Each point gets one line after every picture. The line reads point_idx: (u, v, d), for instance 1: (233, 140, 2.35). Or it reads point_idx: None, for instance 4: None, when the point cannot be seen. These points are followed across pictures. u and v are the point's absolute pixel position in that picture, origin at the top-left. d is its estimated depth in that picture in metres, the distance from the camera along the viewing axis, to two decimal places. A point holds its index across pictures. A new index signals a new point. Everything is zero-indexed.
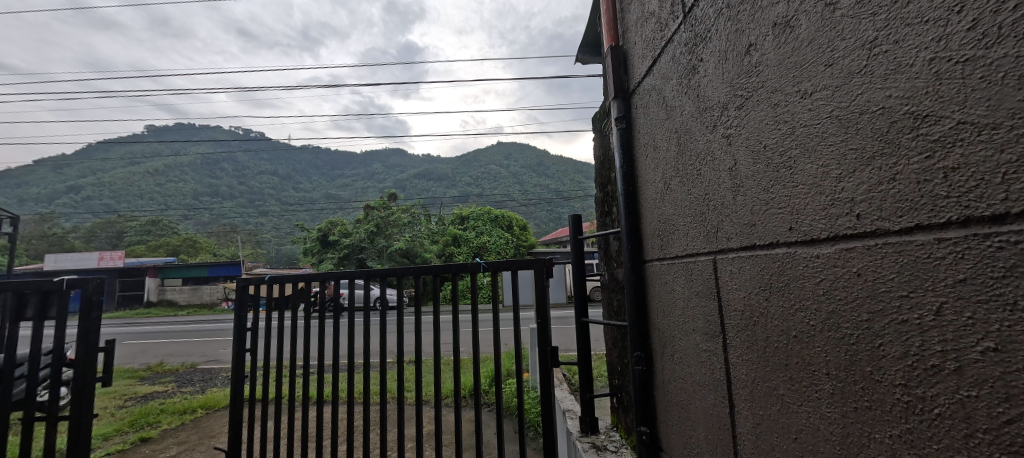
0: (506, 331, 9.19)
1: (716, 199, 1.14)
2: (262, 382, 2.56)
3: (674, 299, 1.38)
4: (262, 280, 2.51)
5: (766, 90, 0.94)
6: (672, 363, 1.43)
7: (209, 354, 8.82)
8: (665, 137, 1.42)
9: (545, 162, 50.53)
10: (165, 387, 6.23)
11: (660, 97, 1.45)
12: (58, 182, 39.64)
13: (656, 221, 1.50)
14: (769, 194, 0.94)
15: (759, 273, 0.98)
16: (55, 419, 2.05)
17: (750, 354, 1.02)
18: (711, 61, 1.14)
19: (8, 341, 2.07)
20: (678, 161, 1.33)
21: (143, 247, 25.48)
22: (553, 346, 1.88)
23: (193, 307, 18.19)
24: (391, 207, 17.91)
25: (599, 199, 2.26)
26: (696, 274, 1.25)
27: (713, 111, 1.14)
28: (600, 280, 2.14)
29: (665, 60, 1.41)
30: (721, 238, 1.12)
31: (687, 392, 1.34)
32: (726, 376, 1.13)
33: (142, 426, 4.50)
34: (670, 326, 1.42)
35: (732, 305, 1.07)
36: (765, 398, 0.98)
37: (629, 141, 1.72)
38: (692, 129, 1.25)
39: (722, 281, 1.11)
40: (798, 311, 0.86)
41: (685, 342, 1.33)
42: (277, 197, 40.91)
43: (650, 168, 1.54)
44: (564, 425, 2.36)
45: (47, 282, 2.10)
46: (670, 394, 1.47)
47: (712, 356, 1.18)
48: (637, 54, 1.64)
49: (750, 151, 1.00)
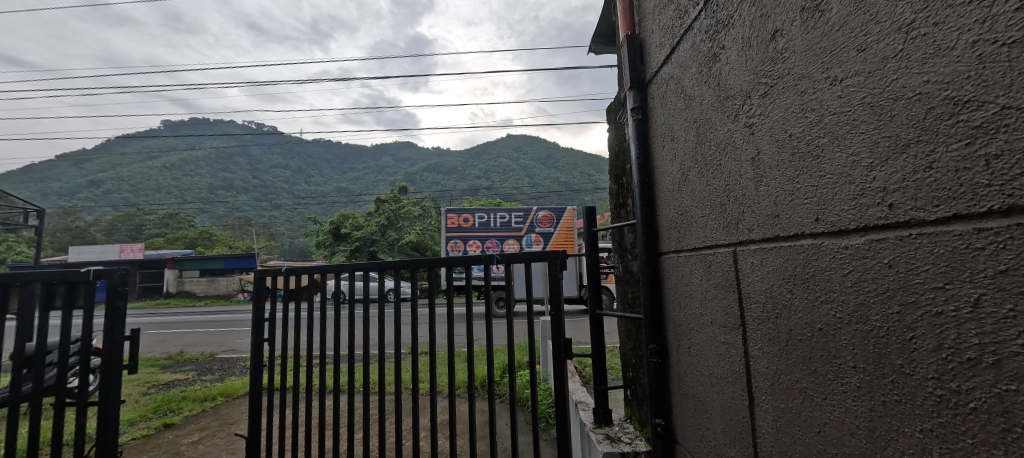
0: (514, 324, 9.27)
1: (737, 191, 1.12)
2: (280, 370, 2.59)
3: (691, 292, 1.38)
4: (278, 270, 2.54)
5: (792, 77, 0.92)
6: (689, 357, 1.42)
7: (226, 344, 9.04)
8: (683, 127, 1.39)
9: (555, 156, 50.36)
10: (185, 374, 6.43)
11: (678, 87, 1.43)
12: (80, 176, 40.86)
13: (672, 213, 1.49)
14: (794, 184, 0.92)
15: (781, 266, 0.96)
16: (85, 404, 2.11)
17: (771, 347, 1.01)
18: (733, 48, 1.12)
19: (38, 331, 2.14)
20: (696, 152, 1.31)
21: (162, 240, 26.19)
22: (567, 337, 1.87)
23: (210, 298, 18.75)
24: (401, 201, 18.18)
25: (611, 192, 2.23)
26: (714, 267, 1.23)
27: (735, 99, 1.12)
28: (614, 273, 2.12)
29: (683, 48, 1.38)
30: (741, 230, 1.10)
31: (704, 385, 1.33)
32: (745, 369, 1.12)
33: (165, 412, 4.63)
34: (687, 318, 1.41)
35: (753, 296, 1.06)
36: (787, 391, 0.97)
37: (645, 133, 1.69)
38: (712, 119, 1.23)
39: (742, 273, 1.10)
40: (823, 303, 0.85)
41: (703, 335, 1.31)
42: (290, 190, 41.47)
43: (666, 160, 1.53)
44: (577, 417, 2.37)
45: (74, 272, 2.16)
46: (685, 387, 1.46)
47: (732, 349, 1.17)
48: (654, 42, 1.61)
49: (774, 140, 0.98)
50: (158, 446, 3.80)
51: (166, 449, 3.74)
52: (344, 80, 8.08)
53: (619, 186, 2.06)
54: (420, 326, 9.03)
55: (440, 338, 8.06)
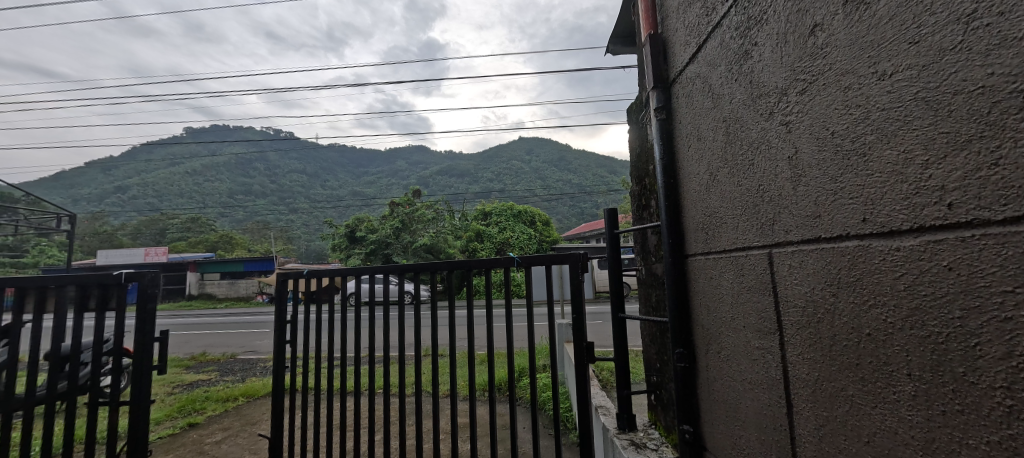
0: (527, 326, 9.26)
1: (772, 191, 1.09)
2: (302, 372, 2.63)
3: (721, 295, 1.34)
4: (299, 273, 2.58)
5: (834, 73, 0.89)
6: (718, 362, 1.39)
7: (246, 345, 9.25)
8: (711, 126, 1.37)
9: (569, 158, 50.25)
10: (209, 375, 6.59)
11: (704, 85, 1.40)
12: (109, 183, 42.33)
13: (700, 214, 1.46)
14: (837, 183, 0.89)
15: (823, 269, 0.93)
16: (117, 404, 2.17)
17: (812, 352, 0.98)
18: (767, 45, 1.09)
19: (73, 332, 2.21)
20: (726, 151, 1.29)
21: (185, 243, 26.97)
22: (589, 341, 1.85)
23: (231, 300, 19.21)
24: (415, 204, 18.32)
25: (632, 193, 2.20)
26: (747, 269, 1.20)
27: (770, 97, 1.09)
28: (636, 275, 2.09)
29: (711, 46, 1.36)
30: (778, 231, 1.08)
31: (736, 391, 1.30)
32: (782, 375, 1.09)
33: (190, 412, 4.76)
34: (716, 322, 1.38)
35: (791, 300, 1.03)
36: (830, 399, 0.94)
37: (669, 133, 1.67)
38: (743, 117, 1.20)
39: (779, 276, 1.07)
40: (871, 307, 0.82)
41: (735, 339, 1.28)
42: (308, 194, 42.28)
43: (692, 160, 1.50)
44: (599, 421, 2.34)
45: (107, 275, 2.23)
46: (715, 392, 1.43)
47: (767, 354, 1.14)
48: (678, 41, 1.59)
49: (814, 138, 0.95)
50: (184, 445, 3.91)
51: (191, 448, 3.83)
52: (359, 85, 8.17)
53: (642, 187, 2.04)
54: (433, 329, 9.09)
55: (454, 340, 8.11)
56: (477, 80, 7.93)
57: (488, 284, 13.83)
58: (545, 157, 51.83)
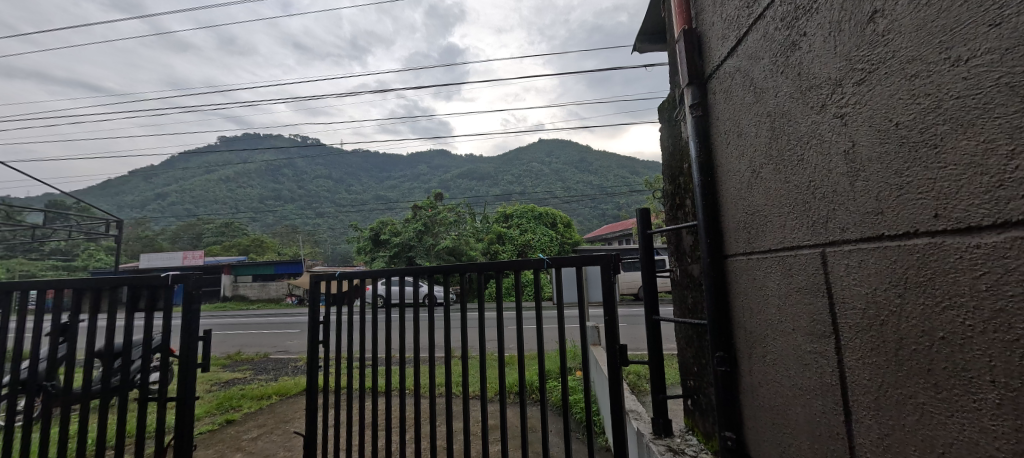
0: (548, 329, 9.22)
1: (825, 188, 1.05)
2: (333, 371, 2.69)
3: (766, 296, 1.30)
4: (331, 275, 2.64)
5: (895, 61, 0.85)
6: (763, 367, 1.34)
7: (276, 345, 9.54)
8: (754, 121, 1.33)
9: (591, 159, 49.89)
10: (243, 373, 6.83)
11: (745, 80, 1.36)
12: (150, 190, 44.54)
13: (741, 213, 1.41)
14: (902, 177, 0.85)
15: (885, 269, 0.89)
16: (165, 400, 2.27)
17: (873, 357, 0.93)
18: (818, 35, 1.05)
19: (124, 331, 2.33)
20: (772, 147, 1.24)
21: (221, 247, 28.11)
22: (622, 344, 1.82)
23: (262, 302, 19.87)
24: (437, 207, 18.51)
25: (664, 192, 2.16)
26: (797, 270, 1.16)
27: (821, 89, 1.05)
28: (670, 277, 2.05)
29: (753, 39, 1.32)
30: (831, 229, 1.03)
31: (784, 397, 1.25)
32: (838, 380, 1.04)
33: (227, 409, 4.94)
34: (760, 325, 1.33)
35: (848, 302, 0.99)
36: (895, 407, 0.89)
37: (706, 131, 1.63)
38: (791, 111, 1.16)
39: (833, 276, 1.02)
40: (947, 307, 0.77)
41: (783, 343, 1.23)
42: (335, 199, 43.43)
43: (732, 157, 1.46)
44: (632, 426, 2.30)
45: (156, 277, 2.34)
46: (760, 398, 1.37)
47: (820, 359, 1.09)
48: (715, 35, 1.55)
49: (873, 130, 0.91)
50: (223, 441, 4.06)
51: (229, 444, 3.97)
52: (379, 90, 8.30)
53: (675, 186, 2.00)
54: (455, 331, 9.15)
55: (475, 342, 8.15)
56: (495, 82, 7.94)
57: (509, 287, 13.85)
58: (567, 158, 51.61)
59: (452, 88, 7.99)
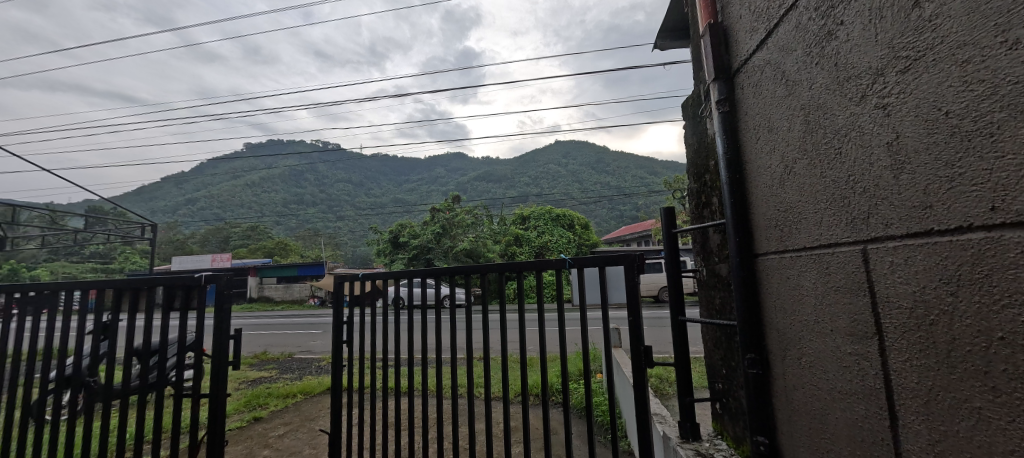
0: (565, 331, 9.19)
1: (866, 181, 1.01)
2: (355, 371, 2.73)
3: (800, 295, 1.25)
4: (354, 276, 2.68)
5: (945, 47, 0.82)
6: (798, 369, 1.29)
7: (299, 346, 9.77)
8: (786, 115, 1.29)
9: (609, 160, 49.50)
10: (269, 373, 7.02)
11: (776, 72, 1.33)
12: (182, 195, 46.26)
13: (772, 210, 1.37)
14: (953, 169, 0.81)
15: (934, 265, 0.85)
16: (199, 396, 2.35)
17: (922, 358, 0.89)
18: (856, 23, 1.01)
19: (159, 329, 2.42)
20: (807, 141, 1.20)
21: (247, 250, 28.97)
22: (647, 345, 1.79)
23: (286, 303, 20.38)
24: (455, 209, 18.64)
25: (689, 191, 2.12)
26: (835, 268, 1.11)
27: (860, 78, 1.01)
28: (696, 277, 2.01)
29: (785, 30, 1.28)
30: (873, 225, 0.99)
31: (821, 401, 1.20)
32: (881, 383, 1.00)
33: (254, 407, 5.08)
34: (795, 326, 1.29)
35: (892, 300, 0.95)
36: (948, 411, 0.85)
37: (733, 126, 1.59)
38: (827, 103, 1.12)
39: (875, 274, 0.98)
40: (1008, 304, 0.73)
41: (820, 344, 1.19)
42: (356, 202, 44.26)
43: (762, 152, 1.42)
44: (657, 429, 2.26)
45: (190, 277, 2.42)
46: (795, 402, 1.33)
47: (861, 360, 1.05)
48: (742, 27, 1.52)
49: (921, 120, 0.87)
50: (251, 437, 4.19)
51: (257, 440, 4.08)
52: (397, 95, 8.43)
53: (701, 184, 1.96)
54: (472, 333, 9.21)
55: (494, 344, 8.16)
56: (511, 85, 7.95)
57: (526, 289, 13.86)
58: (585, 159, 51.32)
59: (467, 91, 8.03)
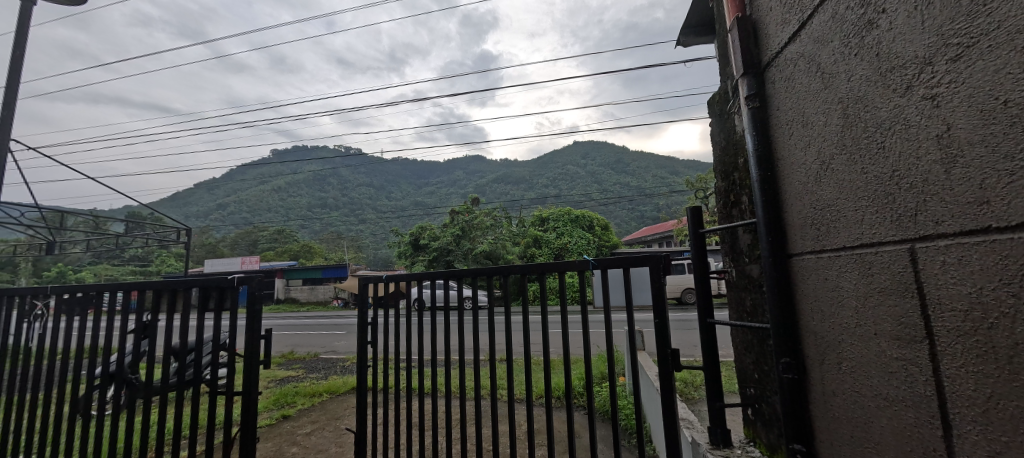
0: (585, 333, 9.12)
1: (913, 177, 0.96)
2: (379, 371, 2.76)
3: (840, 297, 1.20)
4: (378, 278, 2.72)
5: (1004, 33, 0.78)
6: (838, 375, 1.24)
7: (324, 345, 10.00)
8: (823, 109, 1.24)
9: (630, 160, 48.94)
10: (296, 372, 7.21)
11: (811, 65, 1.28)
12: (214, 199, 48.03)
13: (808, 209, 1.32)
14: (1014, 161, 0.77)
15: (992, 265, 0.81)
16: (232, 394, 2.42)
17: (982, 363, 0.84)
18: (900, 10, 0.97)
19: (195, 329, 2.50)
20: (845, 136, 1.16)
21: (275, 253, 29.86)
22: (675, 348, 1.75)
23: (311, 305, 20.89)
24: (475, 211, 18.74)
25: (716, 190, 2.06)
26: (878, 268, 1.07)
27: (905, 69, 0.97)
28: (725, 278, 1.95)
29: (819, 21, 1.24)
30: (921, 223, 0.94)
31: (865, 408, 1.15)
32: (933, 390, 0.95)
33: (282, 405, 5.22)
34: (833, 329, 1.24)
35: (945, 301, 0.90)
36: (1012, 419, 0.80)
37: (763, 122, 1.54)
38: (868, 96, 1.08)
39: (925, 274, 0.93)
40: None
41: (863, 348, 1.14)
42: (378, 205, 45.06)
43: (796, 149, 1.37)
44: (684, 434, 2.21)
45: (223, 279, 2.50)
46: (834, 409, 1.27)
47: (910, 366, 1.00)
48: (773, 20, 1.47)
49: (976, 110, 0.82)
50: (280, 434, 4.30)
51: (285, 438, 4.18)
52: (416, 99, 8.53)
53: (729, 183, 1.90)
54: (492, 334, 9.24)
55: (514, 346, 8.14)
56: (529, 85, 7.94)
57: (546, 290, 13.84)
58: (606, 159, 50.88)
59: (485, 92, 8.06)
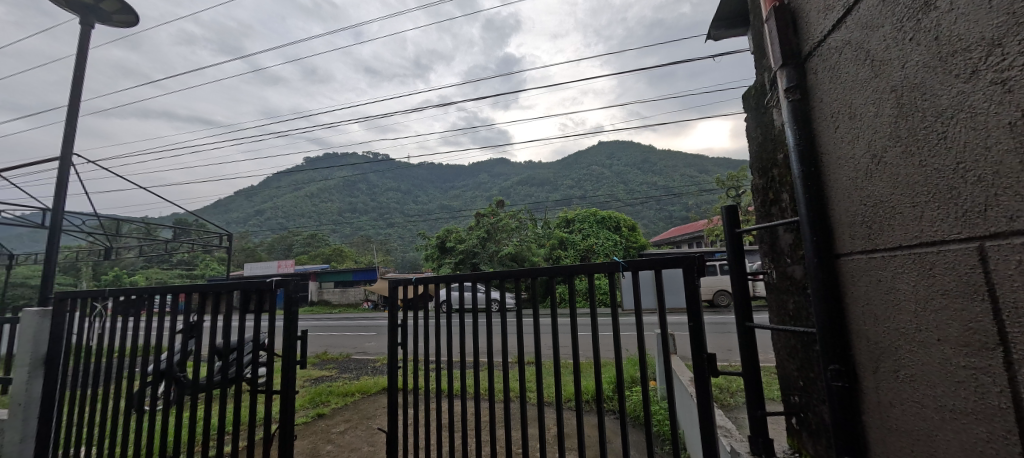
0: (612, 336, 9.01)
1: (984, 168, 0.90)
2: (409, 373, 2.78)
3: (897, 299, 1.13)
4: (407, 280, 2.76)
5: None
6: (895, 383, 1.16)
7: (355, 346, 10.26)
8: (872, 99, 1.18)
9: (657, 159, 48.03)
10: (329, 371, 7.42)
11: (858, 53, 1.22)
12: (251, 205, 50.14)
13: (857, 206, 1.25)
14: None
15: None
16: (271, 392, 2.50)
17: None
18: None
19: (236, 330, 2.60)
20: (899, 127, 1.09)
21: (308, 256, 30.88)
22: (711, 352, 1.69)
23: (343, 307, 21.46)
24: (500, 214, 18.81)
25: (754, 188, 1.99)
26: (942, 267, 1.00)
27: (973, 52, 0.91)
28: (764, 279, 1.88)
29: (866, 6, 1.18)
30: (994, 217, 0.88)
31: (928, 420, 1.07)
32: (1013, 398, 0.88)
33: (317, 404, 5.37)
34: (889, 333, 1.16)
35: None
36: None
37: (804, 116, 1.47)
38: (927, 83, 1.01)
39: (998, 272, 0.87)
40: None
41: (924, 354, 1.07)
42: (406, 209, 45.92)
43: (842, 142, 1.30)
44: (722, 443, 2.13)
45: (262, 282, 2.59)
46: (891, 421, 1.19)
47: (984, 372, 0.93)
48: (814, 7, 1.41)
49: None
50: (315, 432, 4.43)
51: (319, 436, 4.30)
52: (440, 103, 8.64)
53: (767, 180, 1.83)
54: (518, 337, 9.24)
55: (541, 349, 8.10)
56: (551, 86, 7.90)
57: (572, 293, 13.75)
58: (632, 159, 50.12)
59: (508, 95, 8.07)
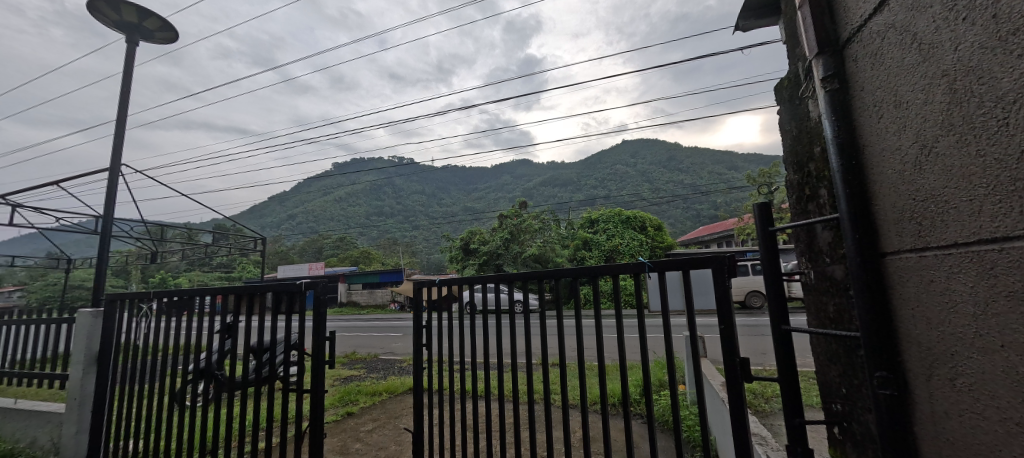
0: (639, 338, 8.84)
1: None
2: (434, 373, 2.78)
3: (954, 300, 1.05)
4: (432, 282, 2.78)
5: None
6: (951, 391, 1.08)
7: (382, 347, 10.44)
8: (921, 86, 1.11)
9: (683, 157, 47.02)
10: (358, 371, 7.58)
11: (904, 38, 1.15)
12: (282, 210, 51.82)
13: (904, 201, 1.17)
14: None
15: None
16: (302, 391, 2.56)
17: None
18: None
19: (269, 330, 2.68)
20: (954, 115, 1.02)
21: (336, 259, 31.66)
22: (744, 356, 1.63)
23: (371, 308, 21.91)
24: (523, 215, 18.75)
25: (789, 184, 1.90)
26: (1004, 265, 0.93)
27: None
28: (802, 280, 1.79)
29: None
30: None
31: (992, 431, 0.99)
32: None
33: (347, 402, 5.49)
34: (944, 336, 1.09)
35: None
36: None
37: (844, 106, 1.39)
38: (987, 67, 0.94)
39: None
40: None
41: (988, 359, 0.99)
42: (430, 211, 46.49)
43: (886, 133, 1.23)
44: (756, 451, 2.05)
45: (292, 284, 2.65)
46: (946, 432, 1.11)
47: None
48: None
49: None
50: (345, 431, 4.52)
51: (349, 434, 4.38)
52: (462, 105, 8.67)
53: (803, 176, 1.74)
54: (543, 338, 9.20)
55: (567, 350, 8.03)
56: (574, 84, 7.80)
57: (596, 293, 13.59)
58: (657, 158, 49.22)
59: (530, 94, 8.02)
